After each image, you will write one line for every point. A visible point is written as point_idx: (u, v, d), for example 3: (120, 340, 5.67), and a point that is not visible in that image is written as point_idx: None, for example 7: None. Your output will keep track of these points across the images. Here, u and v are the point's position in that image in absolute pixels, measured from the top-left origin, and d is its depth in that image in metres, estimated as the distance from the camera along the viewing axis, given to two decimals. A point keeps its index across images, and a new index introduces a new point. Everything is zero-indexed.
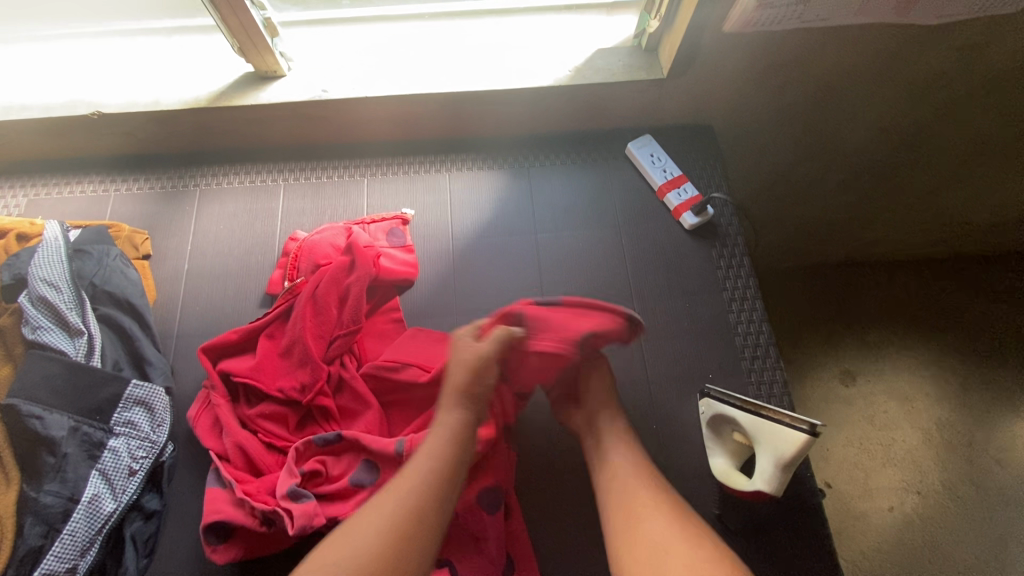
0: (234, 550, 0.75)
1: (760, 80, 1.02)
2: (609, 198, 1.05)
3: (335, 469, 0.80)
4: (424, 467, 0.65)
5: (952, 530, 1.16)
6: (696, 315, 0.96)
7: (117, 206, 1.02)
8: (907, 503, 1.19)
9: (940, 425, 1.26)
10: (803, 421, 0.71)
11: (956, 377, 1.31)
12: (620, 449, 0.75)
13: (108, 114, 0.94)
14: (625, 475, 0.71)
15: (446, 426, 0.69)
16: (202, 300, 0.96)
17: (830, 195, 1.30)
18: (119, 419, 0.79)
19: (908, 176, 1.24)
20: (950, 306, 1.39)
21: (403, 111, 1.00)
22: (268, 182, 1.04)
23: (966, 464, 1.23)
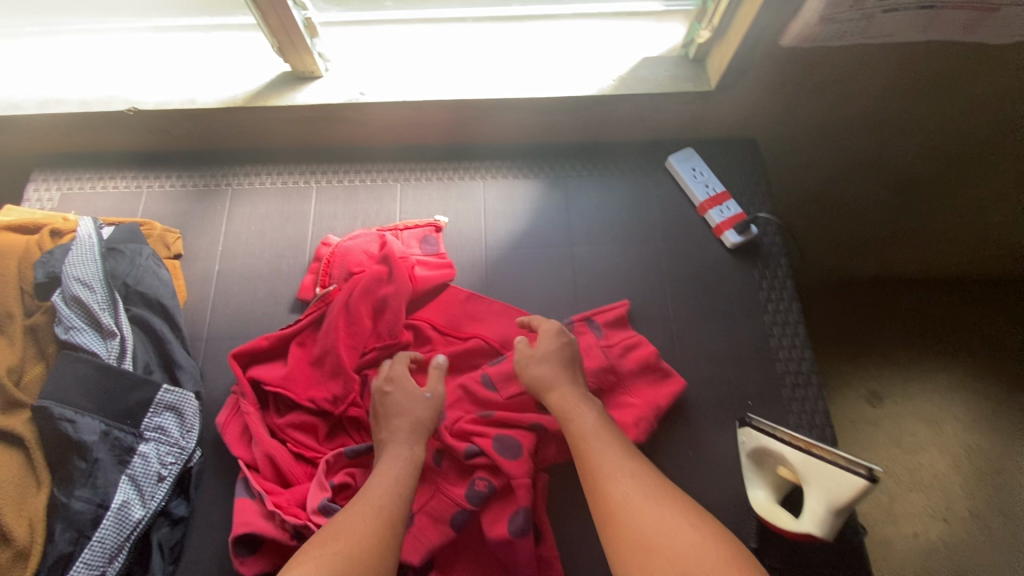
0: (263, 563, 0.74)
1: (811, 95, 0.98)
2: (647, 212, 1.02)
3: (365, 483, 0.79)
4: (386, 486, 0.67)
5: (979, 561, 1.13)
6: (736, 338, 0.93)
7: (148, 203, 1.01)
8: (932, 530, 1.15)
9: (970, 451, 1.22)
10: (860, 466, 0.67)
11: (991, 403, 1.25)
12: (585, 415, 0.74)
13: (143, 111, 0.92)
14: (597, 437, 0.71)
15: (394, 458, 0.72)
16: (233, 303, 0.95)
17: (869, 210, 1.25)
18: (149, 424, 0.78)
19: (957, 193, 1.18)
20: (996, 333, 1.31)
21: (441, 117, 0.98)
22: (300, 184, 1.03)
23: (996, 492, 1.19)
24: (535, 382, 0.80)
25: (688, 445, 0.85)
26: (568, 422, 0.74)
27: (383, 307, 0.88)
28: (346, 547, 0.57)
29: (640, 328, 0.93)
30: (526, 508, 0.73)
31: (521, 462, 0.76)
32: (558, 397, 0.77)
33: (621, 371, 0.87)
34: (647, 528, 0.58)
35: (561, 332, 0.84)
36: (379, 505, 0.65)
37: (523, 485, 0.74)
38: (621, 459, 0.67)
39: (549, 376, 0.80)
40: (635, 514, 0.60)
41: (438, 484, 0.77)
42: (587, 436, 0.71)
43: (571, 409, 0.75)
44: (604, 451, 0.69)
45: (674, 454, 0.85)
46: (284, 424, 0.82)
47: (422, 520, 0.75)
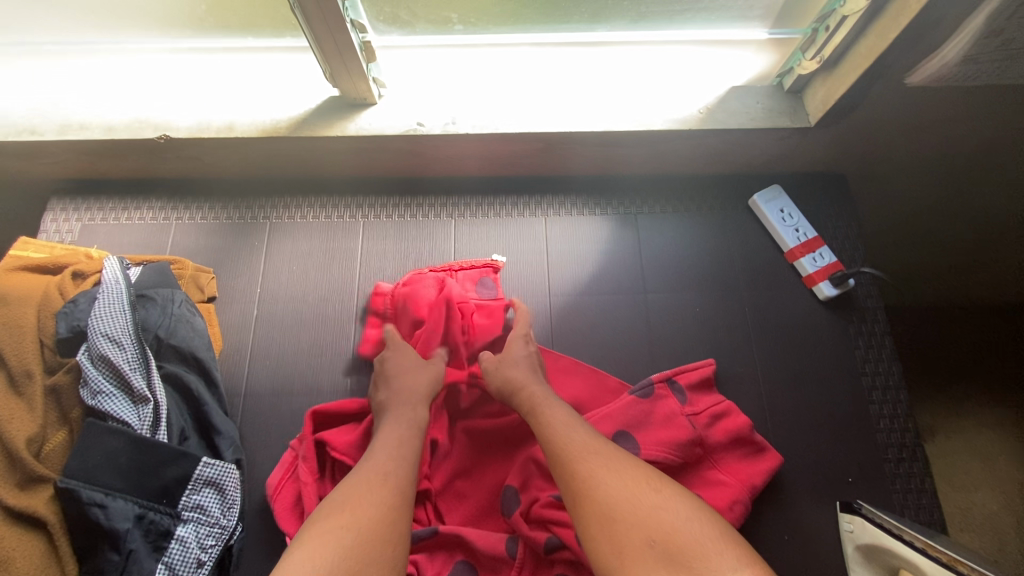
0: None
1: (918, 130, 0.88)
2: (728, 256, 0.93)
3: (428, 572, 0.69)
4: (392, 452, 0.62)
5: None
6: (832, 405, 0.84)
7: (178, 237, 0.92)
8: None
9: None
10: None
11: None
12: (548, 404, 0.69)
13: (176, 138, 0.84)
14: (558, 421, 0.65)
15: (393, 425, 0.67)
16: (273, 352, 0.85)
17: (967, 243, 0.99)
18: (187, 503, 0.70)
19: None
20: None
21: (504, 149, 0.88)
22: (345, 218, 0.93)
23: None
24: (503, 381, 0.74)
25: (784, 528, 0.77)
26: (530, 414, 0.69)
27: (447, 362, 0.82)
28: (356, 517, 0.52)
29: (724, 391, 0.84)
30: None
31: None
32: (524, 395, 0.71)
33: (708, 444, 0.78)
34: (611, 502, 0.53)
35: (527, 338, 0.81)
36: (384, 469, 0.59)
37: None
38: (580, 437, 0.62)
39: (513, 376, 0.74)
40: (601, 494, 0.54)
41: None
42: (553, 424, 0.65)
43: (540, 403, 0.69)
44: (562, 429, 0.63)
45: (769, 538, 0.77)
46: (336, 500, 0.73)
47: None
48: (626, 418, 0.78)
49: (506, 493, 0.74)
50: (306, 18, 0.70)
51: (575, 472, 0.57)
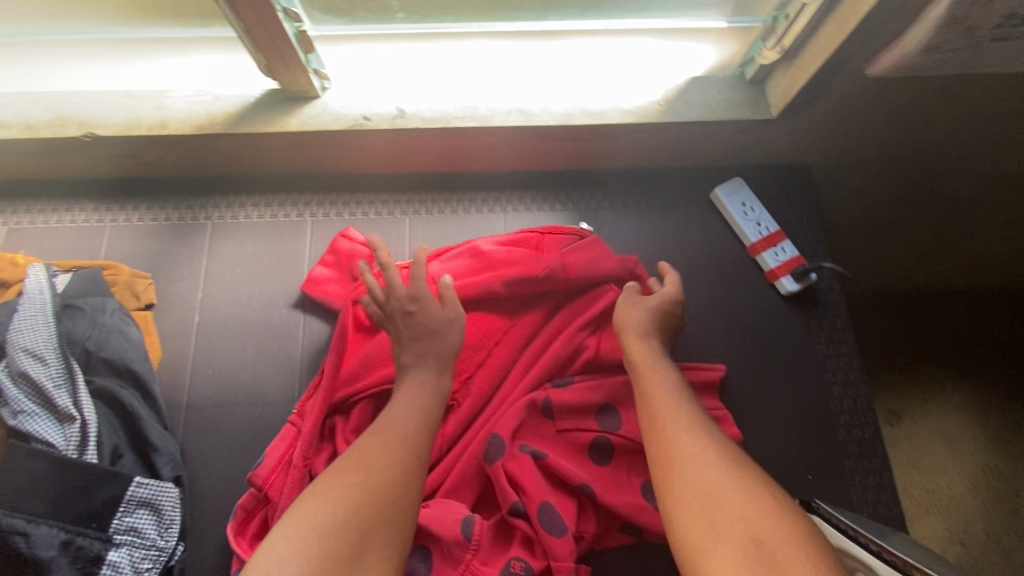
0: None
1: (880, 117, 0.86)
2: (690, 251, 0.91)
3: None
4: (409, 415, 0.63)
5: None
6: (793, 402, 0.83)
7: (113, 241, 0.86)
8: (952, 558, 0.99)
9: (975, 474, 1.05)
10: None
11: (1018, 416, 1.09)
12: (661, 371, 0.69)
13: (103, 137, 0.78)
14: (670, 392, 0.65)
15: (416, 386, 0.67)
16: (216, 361, 0.81)
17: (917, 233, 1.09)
18: (120, 526, 0.66)
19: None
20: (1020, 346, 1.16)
21: (458, 144, 0.84)
22: (292, 217, 0.88)
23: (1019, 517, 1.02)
24: (625, 332, 0.75)
25: None
26: (638, 372, 0.70)
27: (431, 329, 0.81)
28: (368, 477, 0.54)
29: None
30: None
31: (567, 542, 0.69)
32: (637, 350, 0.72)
33: None
34: (711, 480, 0.52)
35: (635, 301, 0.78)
36: (402, 435, 0.60)
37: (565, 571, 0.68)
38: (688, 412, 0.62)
39: (634, 329, 0.74)
40: (700, 473, 0.53)
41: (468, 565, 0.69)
42: (657, 394, 0.65)
43: (649, 368, 0.69)
44: (667, 404, 0.63)
45: None
46: (290, 489, 0.71)
47: None
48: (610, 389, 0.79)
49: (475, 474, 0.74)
50: (231, 7, 0.65)
51: (678, 451, 0.56)
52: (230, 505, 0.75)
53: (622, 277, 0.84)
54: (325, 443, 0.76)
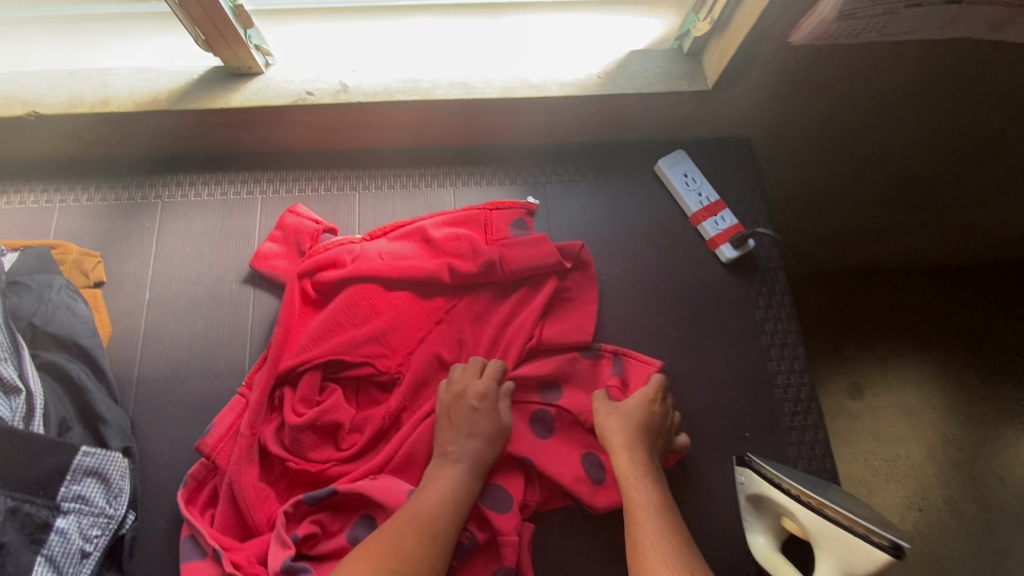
0: None
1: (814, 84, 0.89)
2: (635, 222, 0.93)
3: (334, 526, 0.72)
4: (440, 507, 0.66)
5: (957, 551, 1.16)
6: (732, 365, 0.86)
7: (63, 222, 0.87)
8: (908, 521, 1.19)
9: (946, 440, 1.25)
10: (882, 536, 0.55)
11: (963, 395, 1.28)
12: (650, 490, 0.69)
13: (47, 115, 0.78)
14: (654, 518, 0.65)
15: (448, 480, 0.70)
16: (167, 337, 0.82)
17: (856, 210, 1.23)
18: (67, 494, 0.67)
19: (945, 195, 1.19)
20: (964, 317, 1.33)
21: (406, 118, 0.86)
22: (243, 195, 0.90)
23: (972, 481, 1.22)
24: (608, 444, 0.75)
25: (682, 483, 0.80)
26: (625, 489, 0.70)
27: (379, 302, 0.83)
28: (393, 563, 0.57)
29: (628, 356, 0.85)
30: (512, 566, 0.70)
31: (512, 516, 0.72)
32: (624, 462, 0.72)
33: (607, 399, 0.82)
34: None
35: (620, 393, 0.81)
36: (432, 530, 0.63)
37: (511, 543, 0.70)
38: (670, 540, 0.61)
39: (616, 436, 0.75)
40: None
41: None
42: (640, 501, 0.67)
43: (632, 476, 0.71)
44: (647, 514, 0.65)
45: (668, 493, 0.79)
46: (238, 456, 0.72)
47: None
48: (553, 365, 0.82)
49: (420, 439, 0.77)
50: None
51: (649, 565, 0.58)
52: (181, 475, 0.76)
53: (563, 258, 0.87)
54: (273, 414, 0.77)
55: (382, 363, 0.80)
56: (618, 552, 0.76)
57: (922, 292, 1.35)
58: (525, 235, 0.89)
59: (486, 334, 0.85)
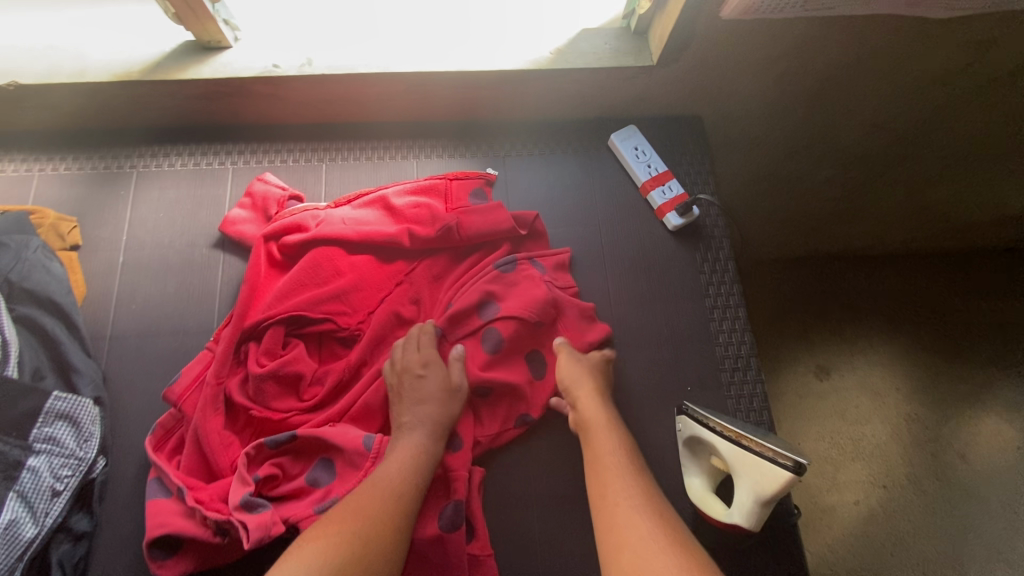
0: (183, 566, 0.70)
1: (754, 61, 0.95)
2: (588, 192, 0.99)
3: (294, 468, 0.77)
4: (403, 471, 0.70)
5: (916, 524, 1.27)
6: (676, 324, 0.91)
7: (41, 189, 0.91)
8: (873, 497, 1.29)
9: (908, 420, 1.36)
10: (787, 456, 0.61)
11: (925, 376, 1.39)
12: (611, 439, 0.75)
13: (25, 86, 0.83)
14: (620, 467, 0.70)
15: (409, 445, 0.73)
16: (139, 297, 0.87)
17: (819, 191, 1.31)
18: (39, 435, 0.71)
19: (899, 177, 1.27)
20: (924, 302, 1.46)
21: (370, 92, 0.91)
22: (214, 165, 0.95)
23: (933, 458, 1.33)
24: (573, 396, 0.80)
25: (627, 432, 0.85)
26: (590, 442, 0.75)
27: (342, 264, 0.87)
28: (361, 525, 0.61)
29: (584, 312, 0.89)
30: (460, 499, 0.76)
31: (461, 454, 0.79)
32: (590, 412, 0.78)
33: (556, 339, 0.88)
34: (639, 546, 0.58)
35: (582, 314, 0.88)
36: (394, 491, 0.68)
37: (461, 478, 0.77)
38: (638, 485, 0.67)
39: (580, 389, 0.80)
40: (625, 529, 0.61)
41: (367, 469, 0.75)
42: (602, 455, 0.73)
43: (602, 429, 0.76)
44: (610, 466, 0.71)
45: None
46: (204, 404, 0.76)
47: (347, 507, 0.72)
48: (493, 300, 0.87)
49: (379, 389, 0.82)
50: None
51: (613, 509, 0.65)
52: (150, 424, 0.81)
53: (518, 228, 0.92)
54: (238, 367, 0.81)
55: (344, 319, 0.85)
56: (564, 495, 0.81)
57: (880, 279, 1.47)
58: (483, 204, 0.93)
59: (444, 294, 0.90)
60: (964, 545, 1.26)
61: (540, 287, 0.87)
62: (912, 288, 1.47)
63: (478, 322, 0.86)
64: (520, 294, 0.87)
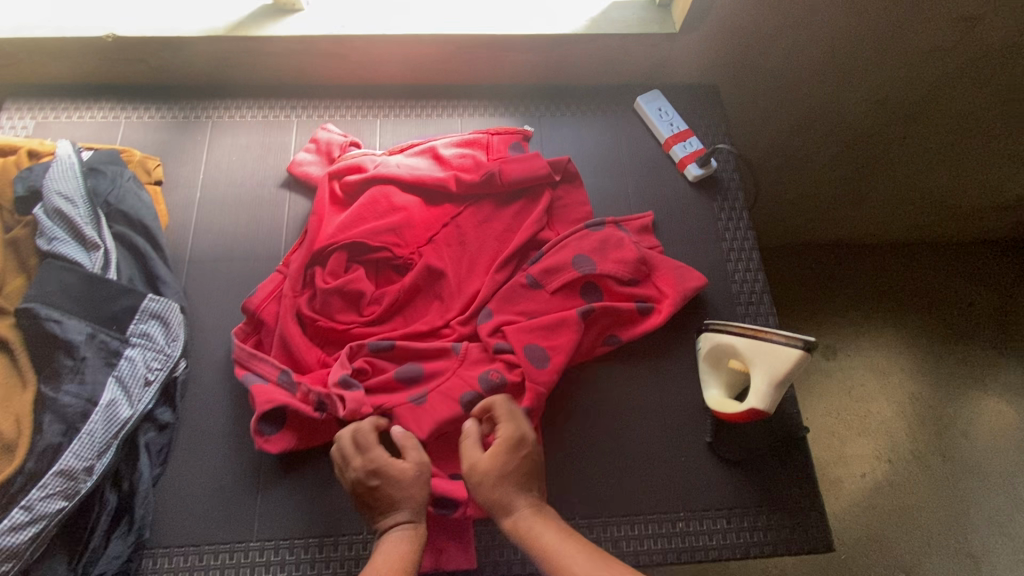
0: (286, 441, 0.81)
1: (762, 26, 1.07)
2: (616, 147, 1.09)
3: (382, 367, 0.86)
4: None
5: (917, 493, 1.34)
6: (696, 263, 1.01)
7: (127, 132, 1.02)
8: (879, 470, 1.36)
9: (913, 398, 1.43)
10: (796, 338, 0.74)
11: (931, 357, 1.46)
12: (547, 526, 0.69)
13: (124, 38, 0.95)
14: (568, 549, 0.66)
15: (389, 550, 0.67)
16: (214, 227, 0.97)
17: (822, 173, 1.36)
18: (135, 330, 0.80)
19: (899, 154, 1.29)
20: (925, 286, 1.52)
21: (422, 53, 1.02)
22: (281, 117, 1.06)
23: (936, 431, 1.40)
24: (511, 518, 0.70)
25: (652, 355, 0.93)
26: (532, 543, 0.68)
27: (399, 200, 0.97)
28: None
29: (640, 248, 0.95)
30: (530, 407, 0.82)
31: (544, 370, 0.84)
32: (513, 523, 0.70)
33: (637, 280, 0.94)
34: None
35: (648, 254, 0.95)
36: None
37: (534, 389, 0.82)
38: (593, 564, 0.63)
39: (513, 502, 0.71)
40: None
41: (453, 368, 0.86)
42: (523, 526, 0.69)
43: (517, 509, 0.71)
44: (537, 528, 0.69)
45: (640, 363, 0.92)
46: (283, 313, 0.86)
47: (435, 395, 0.83)
48: (582, 250, 0.94)
49: (431, 310, 0.93)
50: None
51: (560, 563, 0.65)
52: (225, 334, 0.90)
53: (555, 178, 1.01)
54: (307, 285, 0.90)
55: (399, 248, 0.94)
56: (595, 409, 0.89)
57: (886, 264, 1.54)
58: (522, 155, 1.03)
59: (489, 236, 0.98)
60: (962, 513, 1.33)
61: (614, 242, 0.95)
62: (921, 275, 1.53)
63: (570, 267, 0.93)
64: (586, 237, 0.96)
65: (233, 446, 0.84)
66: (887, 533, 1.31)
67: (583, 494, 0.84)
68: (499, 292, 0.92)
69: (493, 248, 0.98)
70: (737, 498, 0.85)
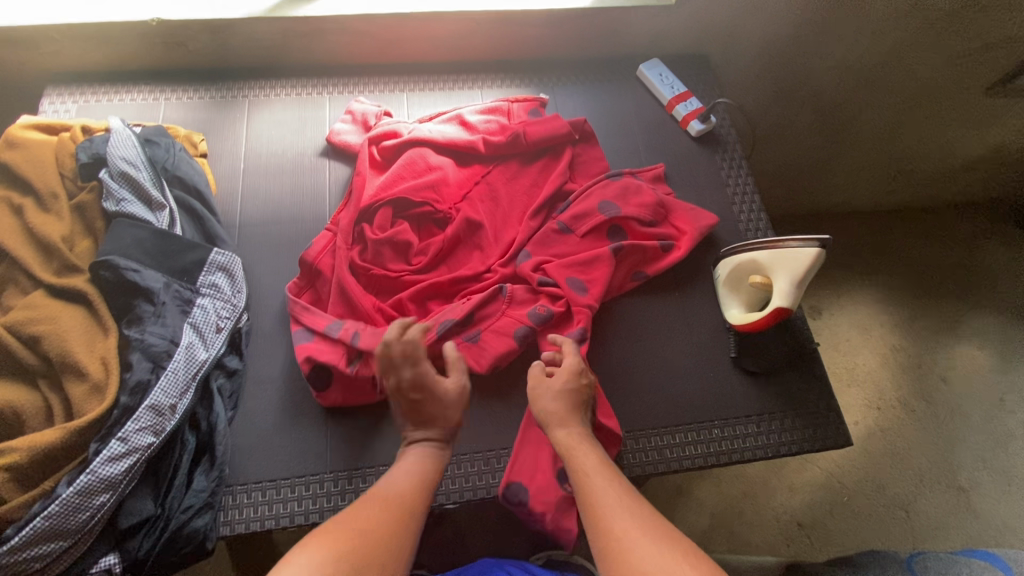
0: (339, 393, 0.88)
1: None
2: (624, 110, 1.19)
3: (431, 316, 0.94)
4: (409, 478, 0.72)
5: (905, 435, 1.46)
6: (706, 207, 1.11)
7: (168, 112, 1.08)
8: (870, 417, 1.47)
9: (895, 349, 1.55)
10: (811, 241, 0.87)
11: (909, 308, 1.59)
12: (590, 454, 0.75)
13: (168, 22, 1.01)
14: (599, 479, 0.71)
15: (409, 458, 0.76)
16: (261, 193, 1.03)
17: (794, 140, 1.44)
18: (204, 281, 0.86)
19: (866, 125, 1.39)
20: (897, 243, 1.66)
21: (445, 30, 1.11)
22: (314, 94, 1.13)
23: (919, 373, 1.52)
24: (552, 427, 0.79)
25: (675, 292, 1.02)
26: (571, 462, 0.75)
27: (435, 159, 1.04)
28: (368, 526, 0.63)
29: (657, 193, 1.05)
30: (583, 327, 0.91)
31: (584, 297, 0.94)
32: (566, 435, 0.78)
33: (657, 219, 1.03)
34: (632, 535, 0.62)
35: (665, 198, 1.05)
36: (395, 490, 0.70)
37: (582, 312, 0.92)
38: (624, 501, 0.67)
39: (563, 425, 0.79)
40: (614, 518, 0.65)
41: (502, 308, 0.93)
42: (572, 453, 0.76)
43: (572, 448, 0.76)
44: (586, 459, 0.74)
45: (664, 300, 1.01)
46: (339, 264, 0.93)
47: (489, 333, 0.92)
48: (606, 196, 1.03)
49: (472, 258, 1.00)
50: None
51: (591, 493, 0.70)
52: (281, 290, 0.96)
53: (575, 137, 1.10)
54: (355, 240, 0.97)
55: (439, 202, 1.01)
56: (628, 341, 0.97)
57: (862, 232, 1.67)
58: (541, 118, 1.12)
59: (518, 191, 1.07)
60: (948, 449, 1.45)
61: (635, 186, 1.04)
62: (895, 236, 1.67)
63: (597, 212, 1.01)
64: (607, 184, 1.05)
65: (298, 391, 0.90)
66: (881, 473, 1.42)
67: (626, 417, 0.92)
68: (535, 237, 1.00)
69: (524, 200, 1.06)
70: (764, 408, 0.94)
